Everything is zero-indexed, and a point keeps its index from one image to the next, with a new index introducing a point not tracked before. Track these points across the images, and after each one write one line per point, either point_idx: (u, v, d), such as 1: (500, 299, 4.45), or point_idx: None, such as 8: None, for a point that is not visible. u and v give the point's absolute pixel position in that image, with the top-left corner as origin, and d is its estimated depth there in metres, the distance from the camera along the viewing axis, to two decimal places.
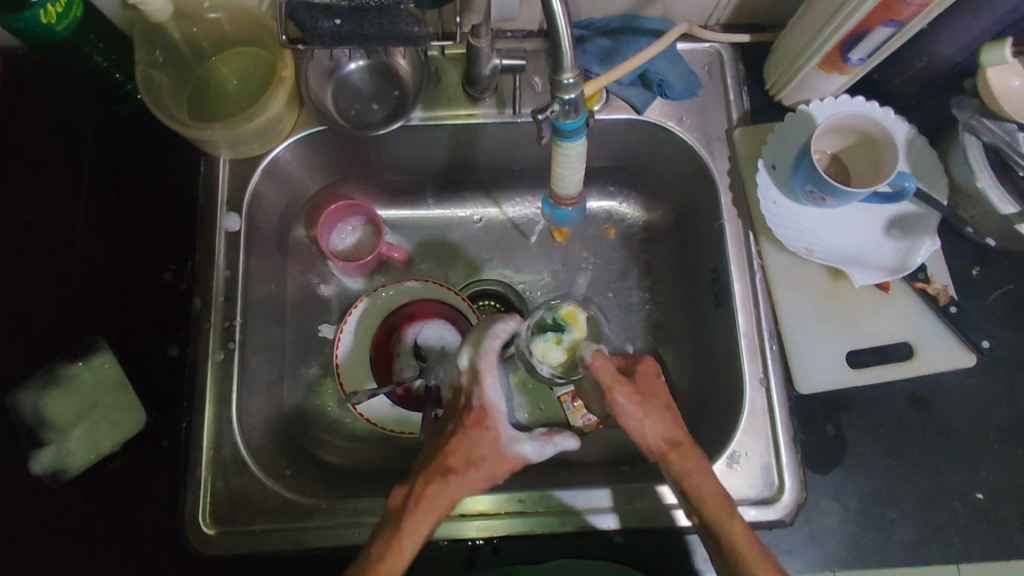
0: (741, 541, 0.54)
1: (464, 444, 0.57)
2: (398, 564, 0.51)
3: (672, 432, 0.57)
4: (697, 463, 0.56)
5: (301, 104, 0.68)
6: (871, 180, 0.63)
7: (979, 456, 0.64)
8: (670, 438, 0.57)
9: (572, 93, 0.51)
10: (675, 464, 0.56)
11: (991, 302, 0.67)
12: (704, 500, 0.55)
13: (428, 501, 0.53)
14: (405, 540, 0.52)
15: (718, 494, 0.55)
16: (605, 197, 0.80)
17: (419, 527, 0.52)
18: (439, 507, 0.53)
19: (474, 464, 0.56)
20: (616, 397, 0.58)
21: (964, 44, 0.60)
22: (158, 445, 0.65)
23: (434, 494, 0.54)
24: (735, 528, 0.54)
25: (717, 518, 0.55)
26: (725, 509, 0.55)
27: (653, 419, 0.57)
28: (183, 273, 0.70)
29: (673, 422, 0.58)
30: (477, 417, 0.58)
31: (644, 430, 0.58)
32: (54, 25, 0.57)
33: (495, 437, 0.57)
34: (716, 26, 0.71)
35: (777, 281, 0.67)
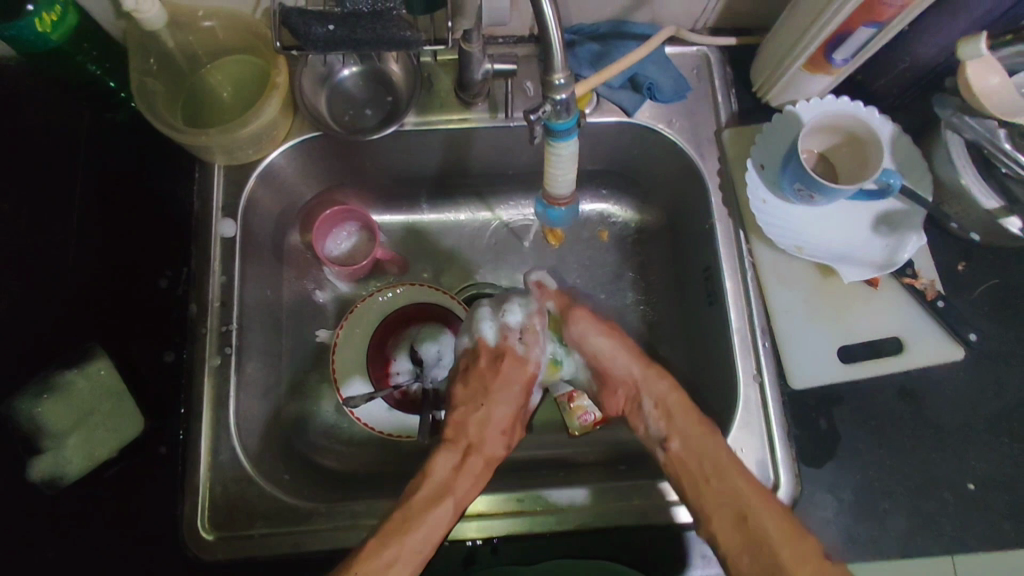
0: (749, 493, 0.55)
1: (501, 407, 0.62)
2: (437, 529, 0.53)
3: (641, 358, 0.64)
4: (665, 385, 0.62)
5: (295, 109, 0.69)
6: (857, 177, 0.64)
7: (969, 448, 0.65)
8: (642, 361, 0.64)
9: (563, 94, 0.52)
10: (652, 393, 0.62)
11: (978, 296, 0.68)
12: (676, 412, 0.61)
13: (469, 462, 0.58)
14: (445, 497, 0.55)
15: (694, 419, 0.60)
16: (597, 200, 0.81)
17: (460, 491, 0.56)
18: (479, 467, 0.58)
19: (507, 429, 0.62)
20: (574, 318, 0.66)
21: (944, 44, 0.61)
22: (155, 451, 0.65)
23: (474, 455, 0.58)
24: (734, 479, 0.56)
25: (695, 436, 0.59)
26: (705, 437, 0.58)
27: (607, 343, 0.65)
28: (179, 279, 0.69)
29: (639, 347, 0.65)
30: (513, 371, 0.64)
31: (616, 362, 0.64)
32: (49, 33, 0.57)
33: (523, 399, 0.64)
34: (704, 30, 0.73)
35: (768, 278, 0.68)
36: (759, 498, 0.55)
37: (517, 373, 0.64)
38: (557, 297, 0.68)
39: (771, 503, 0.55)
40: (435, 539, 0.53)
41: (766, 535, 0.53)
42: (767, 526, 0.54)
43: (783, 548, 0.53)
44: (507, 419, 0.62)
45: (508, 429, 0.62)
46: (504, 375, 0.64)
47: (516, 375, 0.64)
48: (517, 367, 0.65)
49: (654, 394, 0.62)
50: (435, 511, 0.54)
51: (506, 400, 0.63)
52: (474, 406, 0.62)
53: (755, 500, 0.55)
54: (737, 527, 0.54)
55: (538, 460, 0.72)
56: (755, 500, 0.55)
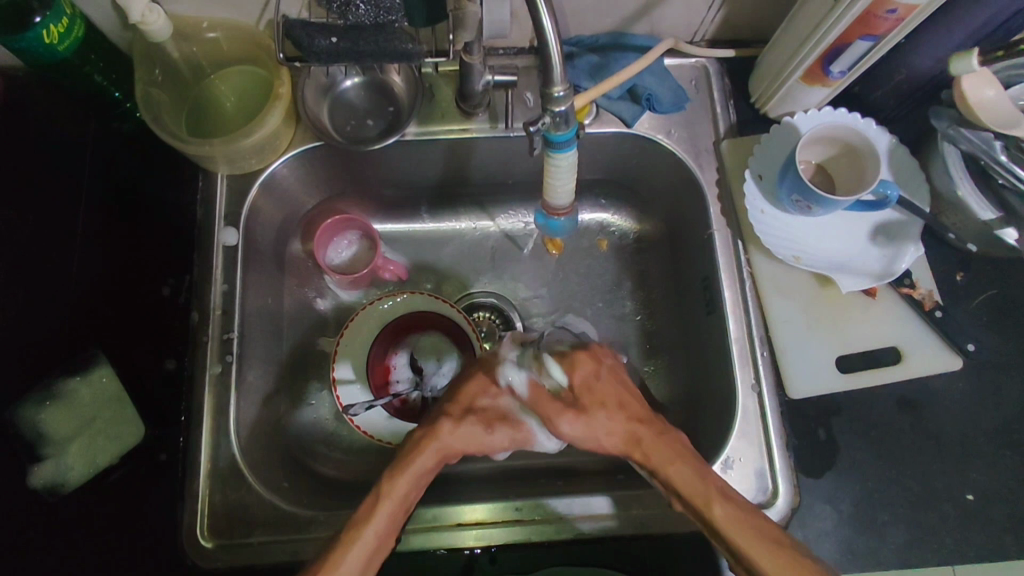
0: (725, 523, 0.51)
1: (468, 398, 0.60)
2: (383, 523, 0.52)
3: (631, 432, 0.56)
4: (651, 433, 0.56)
5: (297, 120, 0.69)
6: (854, 187, 0.65)
7: (967, 459, 0.65)
8: (631, 437, 0.56)
9: (562, 106, 0.52)
10: (644, 460, 0.55)
11: (976, 306, 0.69)
12: (676, 481, 0.54)
13: (421, 449, 0.56)
14: (390, 491, 0.54)
15: (692, 477, 0.53)
16: (597, 209, 0.81)
17: (404, 481, 0.54)
18: (429, 454, 0.56)
19: (479, 419, 0.59)
20: (558, 425, 0.57)
21: (940, 57, 0.62)
22: (155, 457, 0.66)
23: (427, 443, 0.56)
24: (717, 513, 0.52)
25: (696, 503, 0.53)
26: (694, 479, 0.53)
27: (608, 437, 0.57)
28: (181, 287, 0.71)
29: (622, 417, 0.57)
30: (483, 377, 0.61)
31: (606, 442, 0.57)
32: (57, 45, 0.58)
33: (506, 394, 0.61)
34: (703, 42, 0.73)
35: (767, 288, 0.69)
36: (722, 500, 0.52)
37: (484, 373, 0.61)
38: (535, 400, 0.59)
39: (750, 525, 0.51)
40: (384, 530, 0.52)
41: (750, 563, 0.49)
42: (740, 543, 0.50)
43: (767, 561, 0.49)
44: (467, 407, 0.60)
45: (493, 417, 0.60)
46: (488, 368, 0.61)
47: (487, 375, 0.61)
48: (488, 370, 0.61)
49: (654, 467, 0.55)
50: (379, 511, 0.53)
51: (489, 399, 0.60)
52: (455, 395, 0.61)
53: (726, 521, 0.51)
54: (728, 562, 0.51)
55: (538, 468, 0.72)
56: (741, 534, 0.50)
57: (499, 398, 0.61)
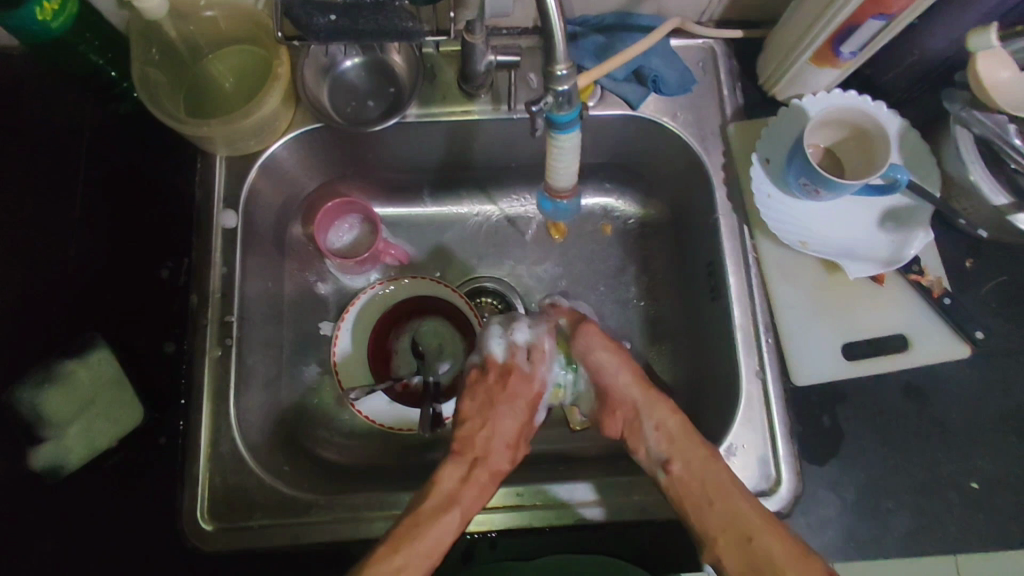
0: (759, 521, 0.51)
1: (502, 431, 0.58)
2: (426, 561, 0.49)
3: (638, 381, 0.59)
4: (697, 452, 0.55)
5: (296, 101, 0.68)
6: (864, 171, 0.63)
7: (974, 447, 0.64)
8: (639, 385, 0.59)
9: (565, 85, 0.51)
10: (630, 410, 0.58)
11: (986, 294, 0.68)
12: (677, 436, 0.56)
13: (468, 481, 0.53)
14: (441, 523, 0.50)
15: (725, 511, 0.52)
16: (601, 193, 0.80)
17: (455, 512, 0.51)
18: (473, 486, 0.53)
19: (510, 446, 0.57)
20: (590, 330, 0.61)
21: (953, 37, 0.60)
22: (154, 441, 0.64)
23: (472, 474, 0.54)
24: (743, 507, 0.52)
25: (711, 493, 0.53)
26: (713, 466, 0.54)
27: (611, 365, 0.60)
28: (181, 270, 0.69)
29: (664, 411, 0.57)
30: (521, 393, 0.60)
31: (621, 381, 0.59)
32: (50, 22, 0.57)
33: (528, 416, 0.60)
34: (710, 22, 0.72)
35: (771, 273, 0.68)
36: (778, 544, 0.50)
37: (518, 396, 0.60)
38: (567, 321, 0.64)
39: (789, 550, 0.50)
40: (431, 562, 0.49)
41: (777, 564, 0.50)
42: (762, 538, 0.51)
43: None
44: (509, 438, 0.58)
45: (517, 441, 0.58)
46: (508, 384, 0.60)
47: (519, 395, 0.60)
48: (524, 388, 0.61)
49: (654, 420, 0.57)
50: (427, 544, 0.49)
51: (507, 423, 0.58)
52: (478, 419, 0.58)
53: (772, 544, 0.50)
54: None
55: (540, 455, 0.71)
56: (766, 531, 0.51)
57: (518, 422, 0.59)
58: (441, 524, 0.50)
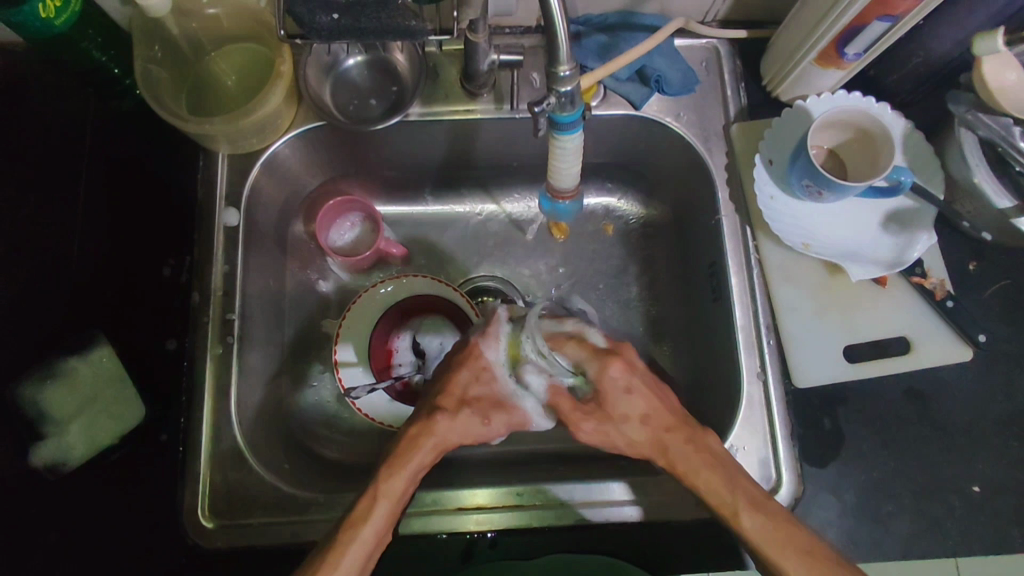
0: (758, 532, 0.51)
1: (458, 390, 0.58)
2: (368, 541, 0.50)
3: (657, 440, 0.56)
4: (699, 458, 0.54)
5: (299, 99, 0.68)
6: (868, 173, 0.63)
7: (975, 451, 0.64)
8: (658, 447, 0.56)
9: (568, 86, 0.51)
10: (670, 466, 0.56)
11: (989, 297, 0.67)
12: (689, 477, 0.55)
13: (412, 446, 0.55)
14: (382, 491, 0.52)
15: (717, 482, 0.53)
16: (603, 193, 0.80)
17: (400, 478, 0.53)
18: (427, 450, 0.55)
19: (468, 409, 0.57)
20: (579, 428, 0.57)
21: (960, 40, 0.60)
22: (156, 438, 0.65)
23: (420, 440, 0.55)
24: (746, 522, 0.52)
25: (726, 505, 0.53)
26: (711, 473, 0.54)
27: (632, 398, 0.56)
28: (182, 268, 0.69)
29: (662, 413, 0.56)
30: (472, 360, 0.59)
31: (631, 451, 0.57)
32: (54, 19, 0.57)
33: (488, 382, 0.59)
34: (714, 23, 0.71)
35: (774, 275, 0.68)
36: (771, 527, 0.51)
37: (473, 360, 0.59)
38: (555, 398, 0.58)
39: (782, 532, 0.51)
40: (378, 530, 0.51)
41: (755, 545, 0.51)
42: (757, 538, 0.51)
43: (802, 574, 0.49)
44: (461, 400, 0.57)
45: (482, 407, 0.58)
46: (472, 352, 0.59)
47: (474, 363, 0.59)
48: (476, 356, 0.59)
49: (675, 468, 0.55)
50: (369, 516, 0.51)
51: (465, 384, 0.58)
52: (436, 385, 0.59)
53: (758, 520, 0.52)
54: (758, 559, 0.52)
55: (540, 455, 0.71)
56: (775, 547, 0.50)
57: (484, 390, 0.59)
58: (389, 482, 0.53)
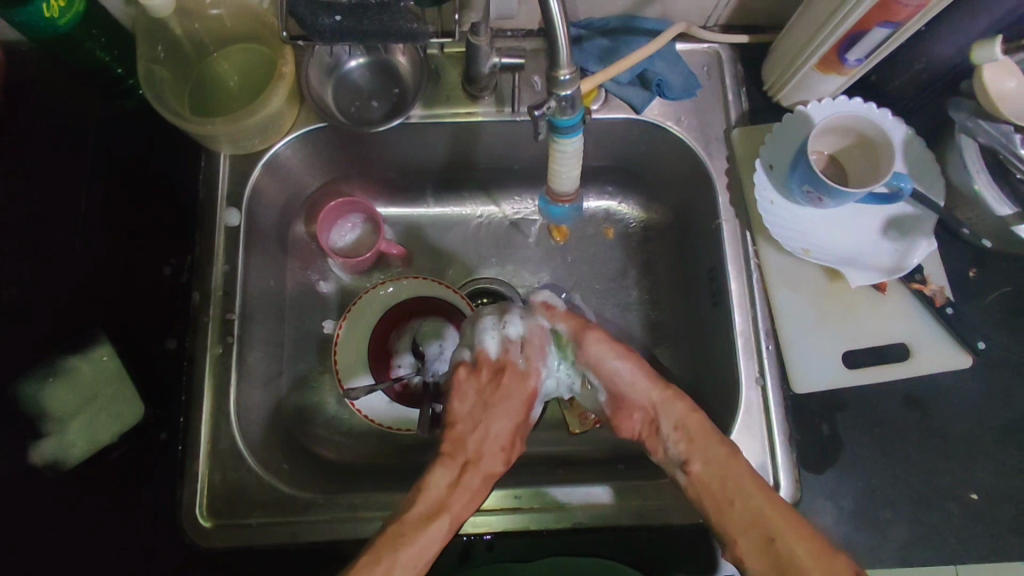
0: (775, 520, 0.49)
1: (496, 429, 0.57)
2: (431, 548, 0.49)
3: (664, 390, 0.57)
4: (684, 408, 0.56)
5: (300, 100, 0.69)
6: (868, 180, 0.63)
7: (974, 458, 0.64)
8: (665, 390, 0.57)
9: (569, 90, 0.51)
10: (675, 425, 0.55)
11: (989, 304, 0.67)
12: (695, 433, 0.54)
13: (466, 479, 0.53)
14: (440, 514, 0.50)
15: (741, 478, 0.52)
16: (604, 197, 0.80)
17: (457, 501, 0.51)
18: (475, 483, 0.53)
19: (504, 446, 0.56)
20: (587, 339, 0.58)
21: (962, 46, 0.60)
22: (154, 437, 0.65)
23: (470, 476, 0.53)
24: (756, 501, 0.51)
25: (730, 487, 0.52)
26: (714, 439, 0.54)
27: (625, 348, 0.61)
28: (183, 266, 0.69)
29: (648, 372, 0.58)
30: (522, 388, 0.59)
31: (639, 390, 0.57)
32: (57, 19, 0.57)
33: (523, 415, 0.59)
34: (716, 27, 0.72)
35: (773, 280, 0.68)
36: (769, 503, 0.50)
37: (521, 386, 0.60)
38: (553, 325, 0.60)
39: (806, 531, 0.49)
40: (434, 554, 0.49)
41: (801, 567, 0.47)
42: (804, 560, 0.48)
43: (810, 563, 0.47)
44: (515, 431, 0.57)
45: (513, 441, 0.57)
46: (517, 376, 0.60)
47: (523, 391, 0.59)
48: (526, 383, 0.60)
49: (672, 418, 0.55)
50: (426, 533, 0.49)
51: (500, 430, 0.57)
52: (476, 418, 0.57)
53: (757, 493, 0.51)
54: (764, 549, 0.49)
55: (539, 457, 0.71)
56: (799, 543, 0.48)
57: (518, 423, 0.58)
58: (449, 509, 0.51)
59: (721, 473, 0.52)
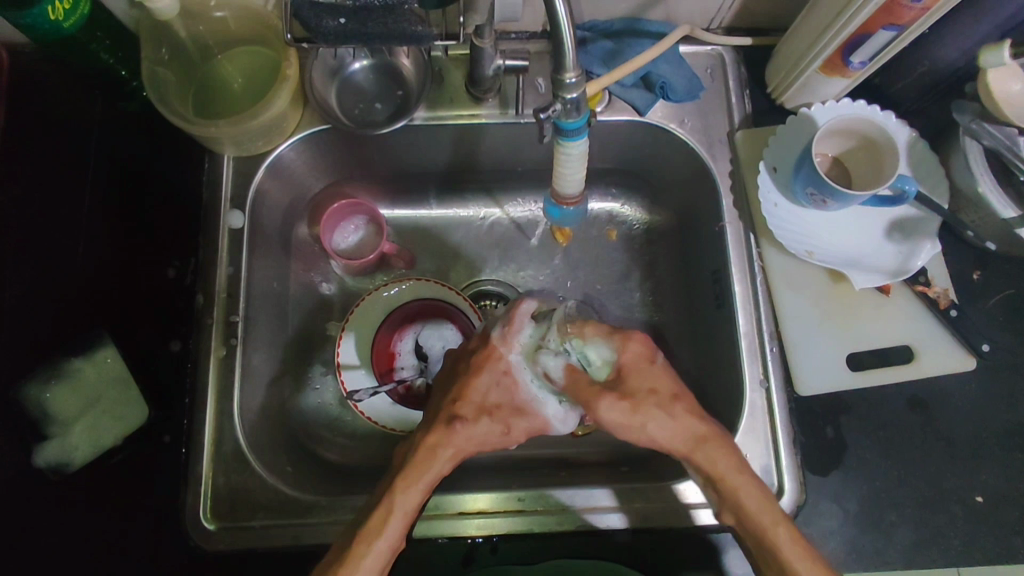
0: (789, 549, 0.50)
1: (476, 399, 0.56)
2: (384, 539, 0.50)
3: (693, 429, 0.54)
4: (726, 463, 0.53)
5: (304, 102, 0.68)
6: (872, 183, 0.63)
7: (978, 461, 0.64)
8: (694, 435, 0.54)
9: (573, 93, 0.51)
10: (705, 464, 0.53)
11: (993, 307, 0.67)
12: (729, 489, 0.53)
13: (427, 456, 0.53)
14: (397, 504, 0.51)
15: (758, 499, 0.52)
16: (607, 199, 0.80)
17: (417, 483, 0.52)
18: (440, 462, 0.53)
19: (483, 412, 0.56)
20: (600, 407, 0.54)
21: (966, 49, 0.60)
22: (158, 440, 0.65)
23: (438, 449, 0.53)
24: (780, 536, 0.51)
25: (761, 521, 0.51)
26: (764, 507, 0.52)
27: (654, 370, 0.55)
28: (186, 267, 0.69)
29: (690, 417, 0.54)
30: (490, 364, 0.57)
31: (659, 436, 0.54)
32: (62, 21, 0.57)
33: (502, 385, 0.57)
34: (719, 29, 0.72)
35: (777, 282, 0.68)
36: (801, 556, 0.50)
37: (494, 362, 0.57)
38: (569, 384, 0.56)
39: (804, 548, 0.50)
40: (390, 545, 0.50)
41: None
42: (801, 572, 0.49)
43: None
44: (479, 407, 0.56)
45: (491, 409, 0.56)
46: (491, 358, 0.58)
47: (489, 367, 0.57)
48: (495, 359, 0.57)
49: (703, 471, 0.54)
50: (381, 522, 0.50)
51: (484, 390, 0.56)
52: (454, 389, 0.57)
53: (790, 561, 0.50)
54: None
55: (542, 460, 0.71)
56: (799, 558, 0.50)
57: (495, 393, 0.57)
58: (405, 488, 0.51)
59: (753, 532, 0.52)
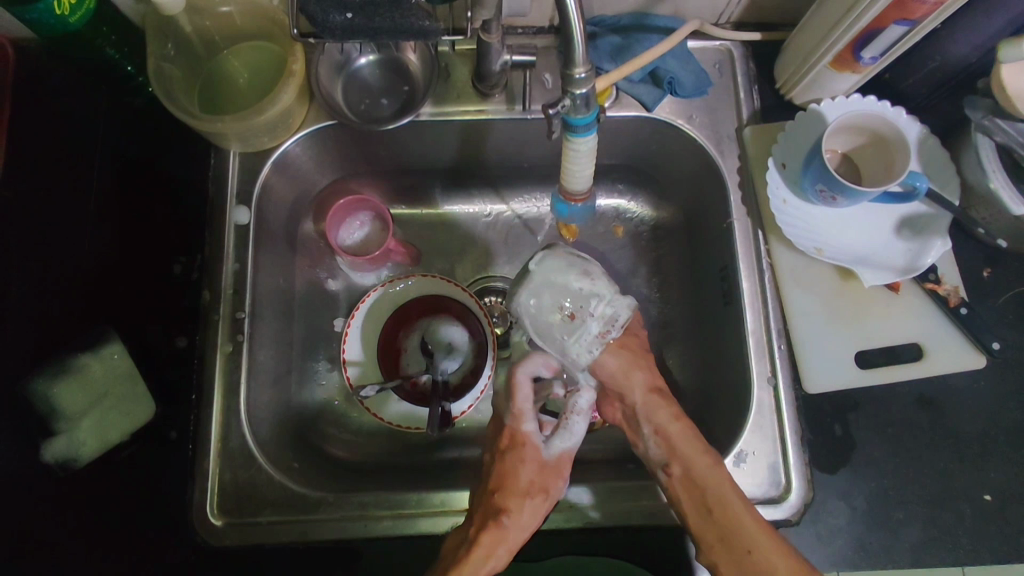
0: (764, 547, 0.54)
1: (514, 482, 0.58)
2: None
3: (652, 390, 0.63)
4: (666, 412, 0.61)
5: (310, 98, 0.68)
6: (883, 179, 0.63)
7: (988, 459, 0.64)
8: (653, 389, 0.63)
9: (583, 88, 0.50)
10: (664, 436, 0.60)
11: (1003, 305, 0.67)
12: (676, 442, 0.59)
13: (477, 543, 0.55)
14: None
15: (738, 502, 0.56)
16: (613, 195, 0.80)
17: (470, 567, 0.54)
18: (490, 549, 0.55)
19: (527, 493, 0.58)
20: (639, 372, 0.63)
21: (978, 44, 0.59)
22: (165, 437, 0.66)
23: (484, 535, 0.55)
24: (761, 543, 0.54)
25: (740, 518, 0.55)
26: (728, 488, 0.56)
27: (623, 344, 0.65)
28: (192, 265, 0.70)
29: (653, 379, 0.63)
30: (519, 447, 0.60)
31: (631, 382, 0.62)
32: (67, 16, 0.57)
33: (540, 467, 0.60)
34: (727, 24, 0.71)
35: (785, 279, 0.67)
36: (746, 512, 0.55)
37: (520, 443, 0.60)
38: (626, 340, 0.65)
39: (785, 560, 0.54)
40: None
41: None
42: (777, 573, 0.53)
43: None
44: (524, 490, 0.58)
45: (534, 490, 0.59)
46: (515, 437, 0.61)
47: (526, 452, 0.60)
48: (520, 439, 0.61)
49: (652, 421, 0.61)
50: None
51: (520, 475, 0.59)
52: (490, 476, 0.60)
53: (759, 533, 0.54)
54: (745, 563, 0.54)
55: None
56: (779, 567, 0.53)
57: (535, 473, 0.59)
58: (459, 575, 0.53)
59: (731, 537, 0.55)
